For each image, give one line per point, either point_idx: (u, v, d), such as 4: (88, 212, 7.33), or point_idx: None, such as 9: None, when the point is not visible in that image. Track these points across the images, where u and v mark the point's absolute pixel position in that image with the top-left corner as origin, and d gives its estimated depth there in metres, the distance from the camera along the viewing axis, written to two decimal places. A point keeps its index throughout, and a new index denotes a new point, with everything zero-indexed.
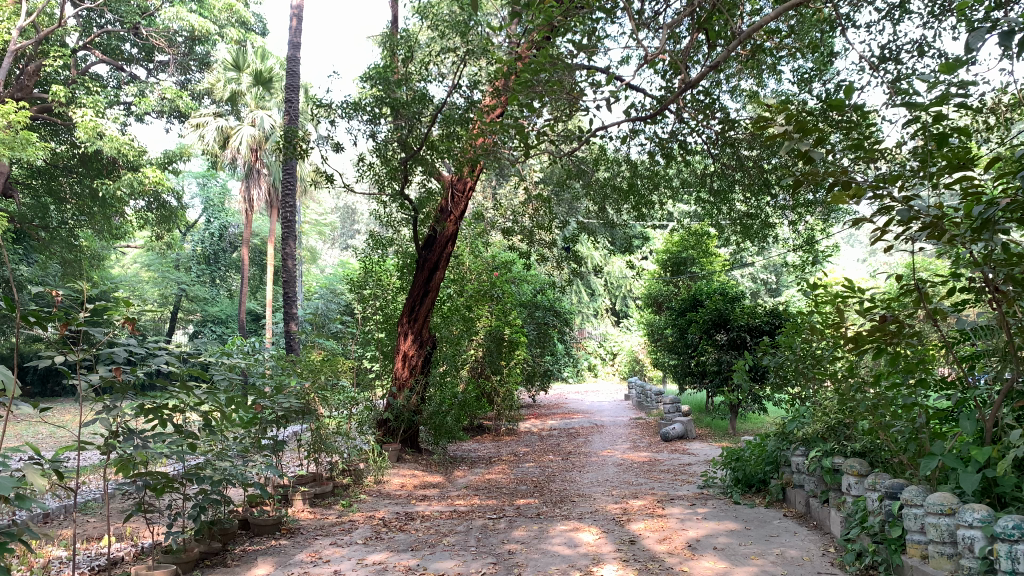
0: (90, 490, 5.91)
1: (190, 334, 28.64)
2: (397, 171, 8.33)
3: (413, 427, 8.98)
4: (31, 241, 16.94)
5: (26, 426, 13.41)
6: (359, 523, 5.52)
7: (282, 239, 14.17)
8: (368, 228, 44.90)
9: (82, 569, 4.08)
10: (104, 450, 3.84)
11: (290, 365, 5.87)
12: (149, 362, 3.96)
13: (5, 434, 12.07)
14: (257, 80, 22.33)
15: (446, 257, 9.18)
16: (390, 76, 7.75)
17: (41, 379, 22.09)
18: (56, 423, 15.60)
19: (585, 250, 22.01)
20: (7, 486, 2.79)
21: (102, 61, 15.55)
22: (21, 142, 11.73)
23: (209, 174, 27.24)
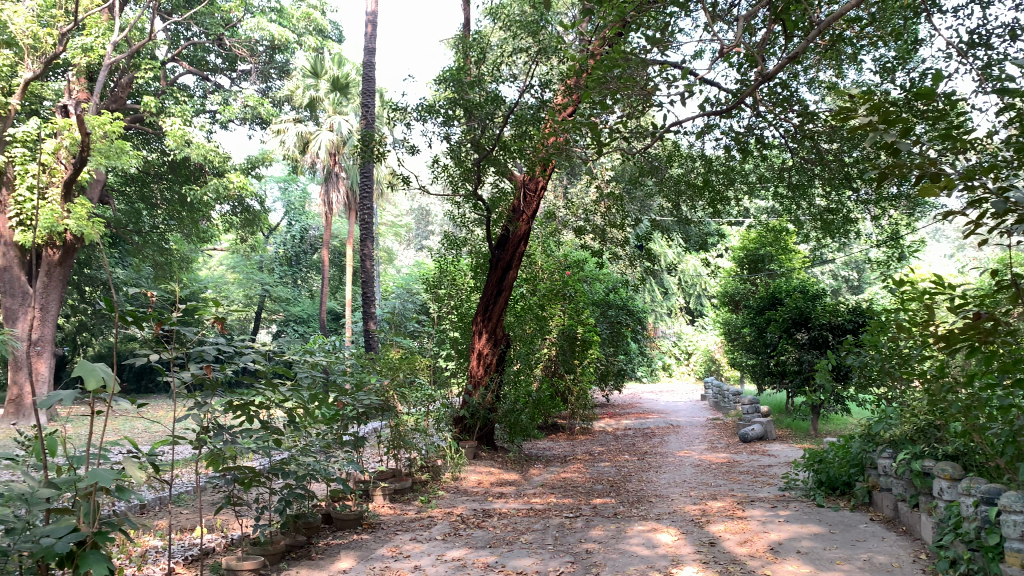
0: (183, 482, 6.15)
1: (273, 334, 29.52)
2: (470, 172, 8.37)
3: (489, 425, 9.01)
4: (126, 244, 17.77)
5: (124, 422, 14.04)
6: (437, 520, 5.59)
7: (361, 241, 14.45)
8: (442, 228, 45.41)
9: (176, 559, 4.24)
10: (196, 445, 4.00)
11: (369, 362, 6.00)
12: (237, 360, 4.12)
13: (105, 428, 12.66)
14: (334, 86, 22.89)
15: (519, 256, 9.19)
16: (463, 78, 7.95)
17: (136, 376, 23.15)
18: (151, 418, 16.30)
19: (659, 248, 21.73)
20: (108, 478, 2.94)
21: (189, 72, 16.21)
22: (116, 150, 12.41)
23: (290, 179, 28.08)
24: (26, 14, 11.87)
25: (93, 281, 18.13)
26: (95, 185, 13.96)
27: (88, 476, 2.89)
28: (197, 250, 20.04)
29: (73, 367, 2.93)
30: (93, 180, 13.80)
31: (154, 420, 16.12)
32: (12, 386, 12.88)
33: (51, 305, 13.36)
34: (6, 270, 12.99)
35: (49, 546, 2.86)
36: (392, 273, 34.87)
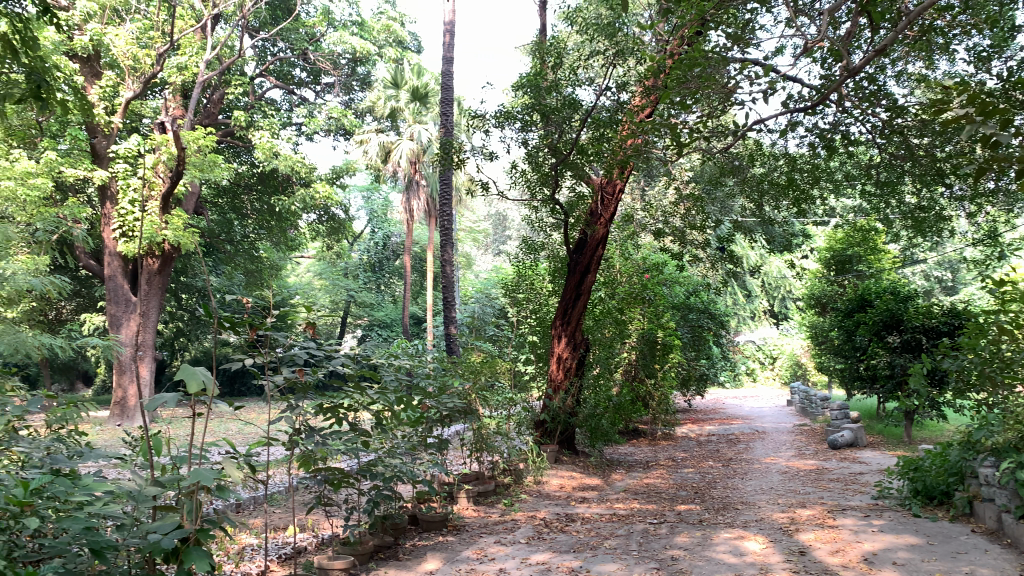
0: (279, 482, 6.36)
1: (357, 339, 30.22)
2: (548, 176, 8.40)
3: (570, 429, 8.99)
4: (219, 254, 18.50)
5: (221, 423, 14.59)
6: (521, 523, 5.61)
7: (442, 248, 14.63)
8: (520, 233, 45.53)
9: (270, 557, 4.37)
10: (289, 446, 4.12)
11: (452, 366, 6.09)
12: (326, 364, 4.22)
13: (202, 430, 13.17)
14: (414, 96, 23.27)
15: (598, 259, 9.14)
16: (540, 84, 8.11)
17: (229, 380, 24.07)
18: (244, 419, 16.92)
19: (741, 250, 21.30)
20: (210, 477, 3.06)
21: (276, 86, 16.82)
22: (209, 163, 13.09)
23: (372, 187, 28.78)
24: (127, 36, 12.58)
25: (189, 289, 18.97)
26: (191, 197, 14.59)
27: (191, 475, 3.01)
28: (286, 258, 20.74)
29: (176, 371, 3.06)
30: (188, 193, 14.42)
31: (248, 421, 16.73)
32: (118, 388, 13.55)
33: (152, 312, 13.97)
34: (111, 279, 13.74)
35: (155, 541, 2.99)
36: (471, 278, 35.21)
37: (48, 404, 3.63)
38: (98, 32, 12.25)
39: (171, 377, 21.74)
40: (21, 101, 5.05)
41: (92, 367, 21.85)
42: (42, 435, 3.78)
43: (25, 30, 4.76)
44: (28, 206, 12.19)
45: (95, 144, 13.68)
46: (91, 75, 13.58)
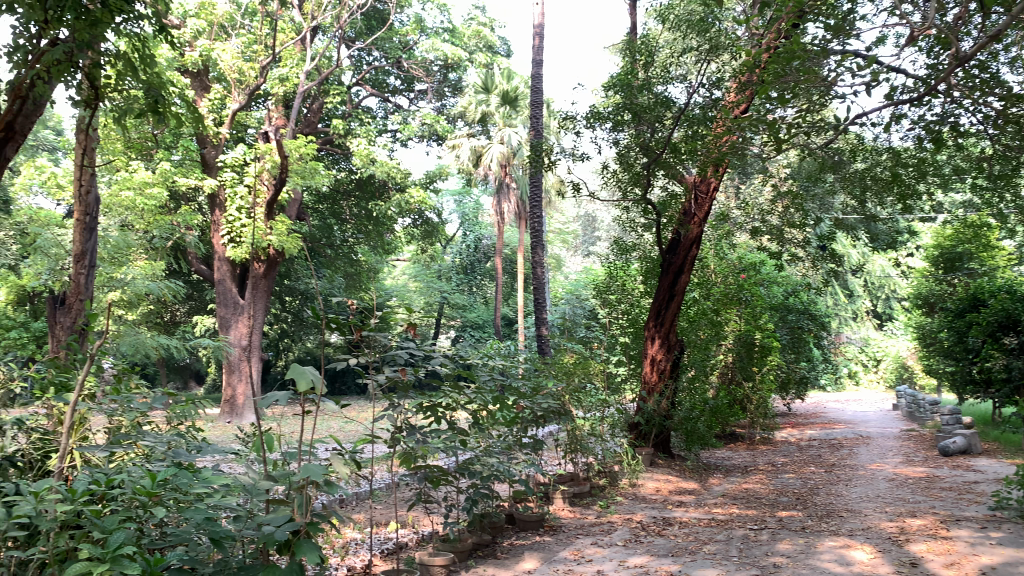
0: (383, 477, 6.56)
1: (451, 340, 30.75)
2: (640, 176, 8.36)
3: (665, 432, 8.87)
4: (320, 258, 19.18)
5: (326, 420, 15.04)
6: (617, 525, 5.57)
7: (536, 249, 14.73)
8: (610, 234, 45.22)
9: (373, 552, 4.50)
10: (390, 444, 4.22)
11: (546, 367, 6.09)
12: (426, 364, 4.29)
13: (308, 427, 13.62)
14: (504, 100, 23.43)
15: (692, 260, 8.98)
16: (632, 82, 8.11)
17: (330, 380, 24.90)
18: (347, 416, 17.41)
19: (842, 248, 20.62)
20: (318, 473, 3.15)
21: (371, 94, 17.26)
22: (309, 171, 13.58)
23: (463, 191, 29.27)
24: (233, 51, 13.23)
25: (292, 292, 19.74)
26: (294, 204, 15.14)
27: (302, 470, 3.11)
28: (382, 261, 21.27)
29: (287, 370, 3.17)
30: (291, 200, 14.95)
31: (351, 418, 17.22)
32: (227, 387, 14.20)
33: (259, 314, 14.58)
34: (220, 283, 14.42)
35: (268, 535, 3.10)
36: (563, 279, 35.32)
37: (169, 400, 3.83)
38: (207, 47, 13.00)
39: (276, 376, 22.65)
40: (142, 115, 5.37)
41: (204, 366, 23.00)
42: (164, 430, 3.98)
43: (144, 48, 5.05)
44: (145, 214, 13.00)
45: (205, 154, 14.37)
46: (201, 89, 14.28)
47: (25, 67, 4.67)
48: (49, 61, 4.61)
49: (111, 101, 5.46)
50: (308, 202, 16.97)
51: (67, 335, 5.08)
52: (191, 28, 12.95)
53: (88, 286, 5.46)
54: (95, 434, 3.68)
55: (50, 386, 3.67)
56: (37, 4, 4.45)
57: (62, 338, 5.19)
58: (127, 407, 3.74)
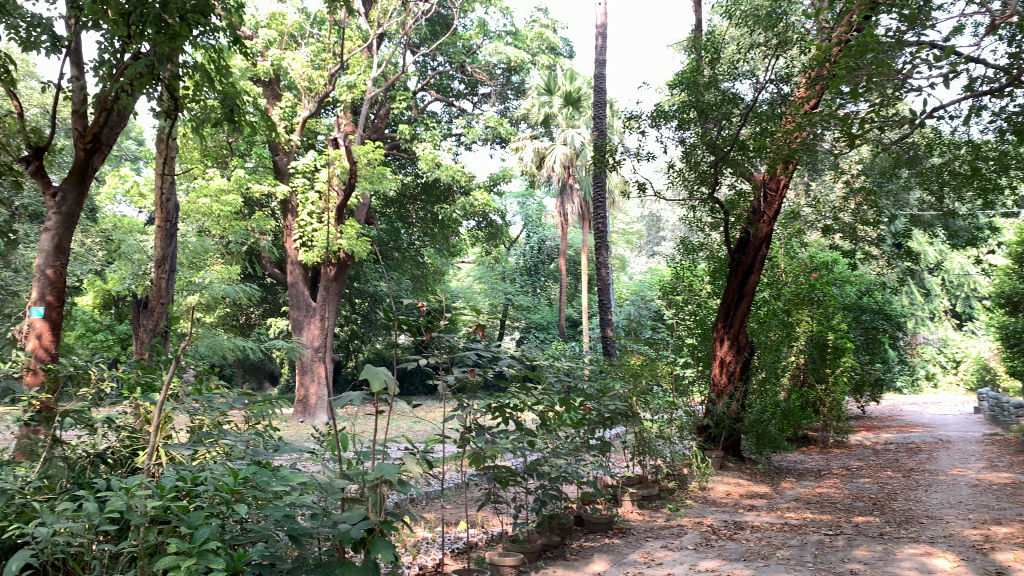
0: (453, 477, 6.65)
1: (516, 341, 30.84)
2: (707, 175, 8.28)
3: (735, 435, 8.75)
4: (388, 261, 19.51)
5: (398, 420, 15.22)
6: (688, 528, 5.51)
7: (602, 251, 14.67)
8: (676, 233, 44.68)
9: (445, 551, 4.58)
10: (460, 445, 4.26)
11: (612, 369, 6.06)
12: (495, 365, 4.32)
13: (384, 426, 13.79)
14: (567, 100, 23.36)
15: (762, 259, 8.84)
16: (698, 80, 8.02)
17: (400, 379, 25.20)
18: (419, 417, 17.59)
19: (918, 245, 19.93)
20: (391, 472, 3.19)
21: (436, 99, 17.50)
22: (377, 175, 13.80)
23: (527, 193, 29.40)
24: (303, 59, 13.59)
25: (361, 294, 20.13)
26: (363, 208, 15.41)
27: (375, 469, 3.14)
28: (448, 264, 21.50)
29: (361, 370, 3.22)
30: (359, 204, 15.23)
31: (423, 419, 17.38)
32: (300, 387, 14.55)
33: (330, 316, 14.91)
34: (293, 286, 14.80)
35: (344, 532, 3.15)
36: (627, 280, 35.05)
37: (247, 400, 3.95)
38: (278, 57, 13.54)
39: (346, 377, 23.11)
40: (218, 125, 5.54)
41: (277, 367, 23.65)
42: (242, 429, 4.09)
43: (219, 59, 5.22)
44: (221, 220, 13.52)
45: (278, 161, 14.64)
46: (272, 97, 14.70)
47: (110, 81, 4.89)
48: (133, 74, 4.81)
49: (190, 111, 5.65)
50: (376, 206, 17.28)
51: (150, 337, 5.30)
52: (263, 40, 13.54)
53: (169, 290, 5.67)
54: (178, 433, 3.82)
55: (136, 386, 3.82)
56: (120, 19, 4.65)
57: (146, 339, 5.42)
58: (208, 407, 3.86)
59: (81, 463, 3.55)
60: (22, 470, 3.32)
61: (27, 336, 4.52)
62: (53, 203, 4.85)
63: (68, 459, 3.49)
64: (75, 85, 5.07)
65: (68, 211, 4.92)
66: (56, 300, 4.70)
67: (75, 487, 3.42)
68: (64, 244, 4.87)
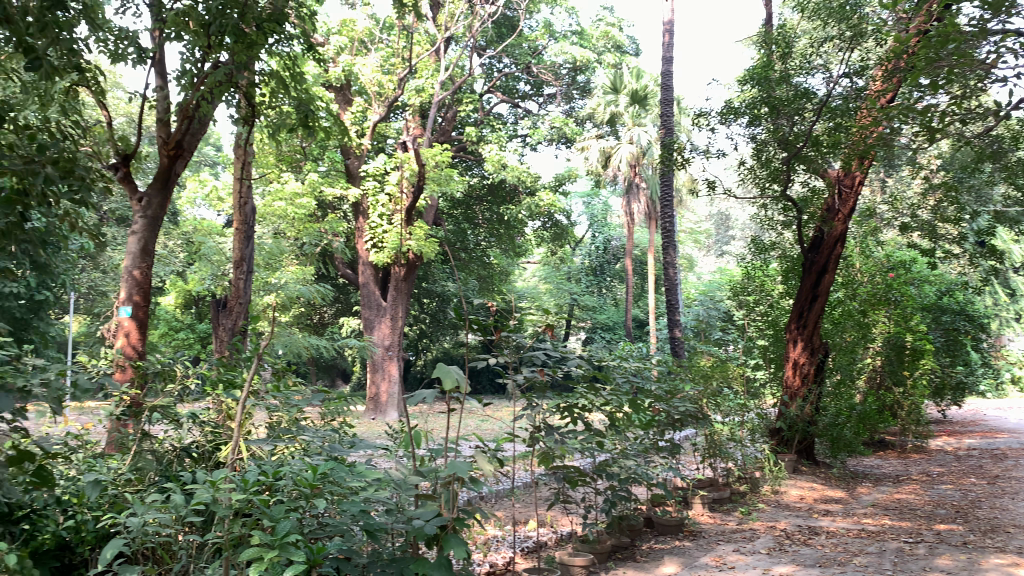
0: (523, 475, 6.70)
1: (582, 341, 30.70)
2: (778, 172, 8.13)
3: (809, 438, 8.61)
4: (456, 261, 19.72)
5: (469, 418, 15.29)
6: (760, 533, 5.42)
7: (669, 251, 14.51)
8: (746, 233, 43.78)
9: (515, 550, 4.62)
10: (529, 444, 4.28)
11: (682, 370, 6.00)
12: (563, 365, 4.30)
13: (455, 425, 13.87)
14: (634, 99, 23.17)
15: (837, 259, 8.62)
16: (769, 76, 7.92)
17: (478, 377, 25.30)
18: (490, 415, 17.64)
19: (1004, 243, 19.04)
20: (463, 469, 3.19)
21: (502, 101, 17.62)
22: (444, 177, 13.94)
23: (593, 193, 29.30)
24: (372, 65, 13.88)
25: (429, 294, 20.40)
26: (430, 210, 15.60)
27: (448, 466, 3.15)
28: (514, 264, 21.59)
29: (433, 369, 3.25)
30: (427, 206, 15.41)
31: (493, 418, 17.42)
32: (371, 385, 14.81)
33: (400, 315, 15.12)
34: (364, 286, 15.07)
35: (417, 528, 3.15)
36: (696, 280, 34.50)
37: (324, 397, 4.07)
38: (349, 63, 13.88)
39: (414, 376, 23.43)
40: (293, 130, 5.69)
41: (348, 366, 24.16)
42: (319, 426, 4.19)
43: (293, 66, 5.38)
44: (295, 223, 13.99)
45: (349, 164, 14.96)
46: (344, 102, 14.95)
47: (192, 90, 5.07)
48: (212, 82, 4.98)
49: (267, 117, 5.84)
50: (443, 207, 17.49)
51: (230, 335, 5.49)
52: (334, 46, 13.89)
53: (248, 291, 5.84)
54: (257, 429, 3.94)
55: (218, 383, 3.94)
56: (201, 30, 4.84)
57: (225, 338, 5.61)
58: (287, 404, 3.95)
59: (168, 457, 3.72)
60: (116, 462, 3.52)
61: (116, 335, 4.75)
62: (139, 207, 5.08)
63: (156, 453, 3.67)
64: (159, 94, 5.29)
65: (153, 215, 5.14)
66: (142, 300, 4.91)
67: (163, 480, 3.57)
68: (149, 246, 5.08)
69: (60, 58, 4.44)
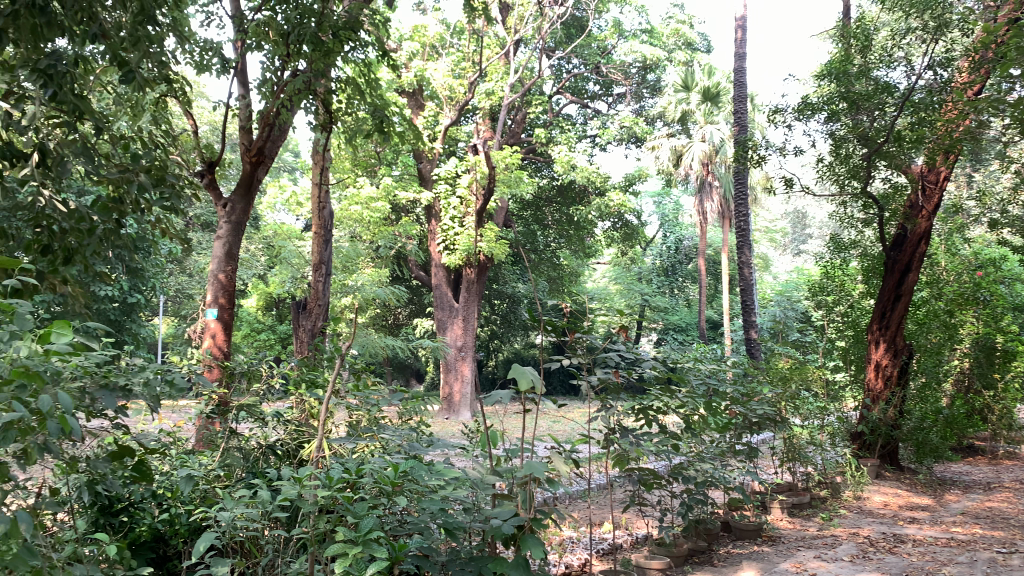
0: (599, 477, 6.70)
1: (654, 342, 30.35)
2: (859, 169, 7.91)
3: (892, 443, 8.34)
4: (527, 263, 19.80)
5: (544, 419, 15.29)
6: (842, 539, 5.27)
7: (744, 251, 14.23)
8: (823, 231, 42.54)
9: (591, 551, 4.63)
10: (604, 445, 4.27)
11: (758, 372, 5.91)
12: (638, 366, 4.25)
13: (531, 426, 13.88)
14: (706, 96, 22.84)
15: (921, 257, 8.34)
16: (847, 70, 7.77)
17: (554, 379, 25.24)
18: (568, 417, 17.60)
19: None
20: (539, 470, 3.16)
21: (571, 101, 17.63)
22: (514, 179, 14.03)
23: (663, 192, 28.99)
24: (443, 70, 14.10)
25: (501, 295, 20.54)
26: (501, 212, 15.70)
27: (523, 466, 3.11)
28: (585, 265, 21.53)
29: (509, 370, 3.22)
30: (498, 208, 15.52)
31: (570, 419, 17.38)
32: (444, 385, 15.00)
33: (472, 316, 15.27)
34: (437, 288, 15.29)
35: (494, 527, 3.14)
36: (772, 280, 33.67)
37: (403, 396, 4.15)
38: (421, 69, 14.17)
39: (486, 377, 23.59)
40: (369, 135, 5.80)
41: (422, 366, 24.53)
42: (397, 424, 4.27)
43: (368, 73, 5.49)
44: (371, 226, 14.32)
45: (422, 168, 15.23)
46: (416, 107, 15.18)
47: (272, 98, 5.21)
48: (291, 90, 5.10)
49: (344, 124, 5.99)
50: (514, 209, 17.59)
51: (311, 335, 5.65)
52: (407, 52, 14.18)
53: (327, 293, 5.99)
54: (338, 427, 4.04)
55: (301, 383, 4.06)
56: (281, 40, 5.00)
57: (306, 338, 5.77)
58: (366, 403, 4.05)
59: (254, 454, 3.85)
60: (207, 458, 3.65)
61: (204, 336, 4.95)
62: (224, 213, 5.27)
63: (243, 450, 3.79)
64: (242, 103, 5.47)
65: (237, 220, 5.33)
66: (227, 302, 5.10)
67: (249, 476, 3.69)
68: (234, 250, 5.26)
69: (150, 71, 4.62)
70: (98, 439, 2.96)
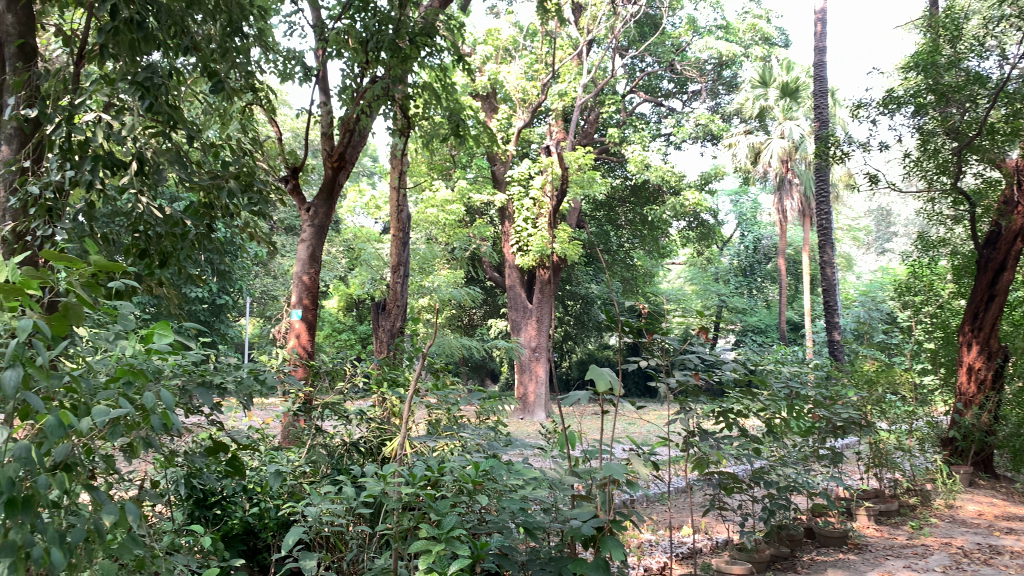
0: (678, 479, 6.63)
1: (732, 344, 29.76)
2: (948, 163, 7.75)
3: (987, 449, 8.02)
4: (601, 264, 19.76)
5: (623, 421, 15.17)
6: (934, 549, 5.08)
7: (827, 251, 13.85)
8: (910, 229, 40.87)
9: (670, 555, 4.60)
10: (683, 447, 4.20)
11: (843, 374, 5.74)
12: (718, 369, 4.18)
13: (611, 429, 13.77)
14: (784, 92, 22.28)
15: (1017, 254, 7.93)
16: (937, 61, 7.48)
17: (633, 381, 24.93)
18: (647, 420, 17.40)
19: None
20: (620, 472, 3.12)
21: (644, 100, 17.49)
22: (588, 180, 14.05)
23: (739, 190, 28.45)
24: (516, 72, 14.21)
25: (574, 296, 20.50)
26: (574, 212, 15.69)
27: (603, 468, 3.06)
28: (660, 265, 21.29)
29: (586, 371, 3.21)
30: (571, 209, 15.52)
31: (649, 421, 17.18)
32: (520, 385, 15.08)
33: (546, 317, 15.30)
34: (511, 289, 15.42)
35: (574, 528, 3.11)
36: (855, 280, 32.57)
37: (481, 396, 4.18)
38: (494, 72, 14.33)
39: (560, 378, 23.59)
40: (445, 139, 5.88)
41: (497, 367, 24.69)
42: (475, 424, 4.30)
43: (444, 78, 5.57)
44: (446, 228, 14.57)
45: (495, 170, 15.36)
46: (490, 110, 15.31)
47: (352, 104, 5.32)
48: (370, 96, 5.20)
49: (420, 128, 6.09)
50: (587, 209, 17.55)
51: (391, 334, 5.78)
52: (480, 56, 14.34)
53: (405, 294, 6.10)
54: (418, 426, 4.10)
55: (383, 381, 4.13)
56: (360, 47, 5.10)
57: (386, 338, 5.89)
58: (446, 403, 4.09)
59: (339, 451, 3.95)
60: (294, 455, 3.75)
61: (288, 336, 5.11)
62: (307, 217, 5.42)
63: (328, 447, 3.91)
64: (323, 110, 5.62)
65: (320, 224, 5.47)
66: (311, 303, 5.26)
67: (335, 472, 3.79)
68: (317, 253, 5.42)
69: (237, 80, 4.79)
70: (193, 434, 3.07)
